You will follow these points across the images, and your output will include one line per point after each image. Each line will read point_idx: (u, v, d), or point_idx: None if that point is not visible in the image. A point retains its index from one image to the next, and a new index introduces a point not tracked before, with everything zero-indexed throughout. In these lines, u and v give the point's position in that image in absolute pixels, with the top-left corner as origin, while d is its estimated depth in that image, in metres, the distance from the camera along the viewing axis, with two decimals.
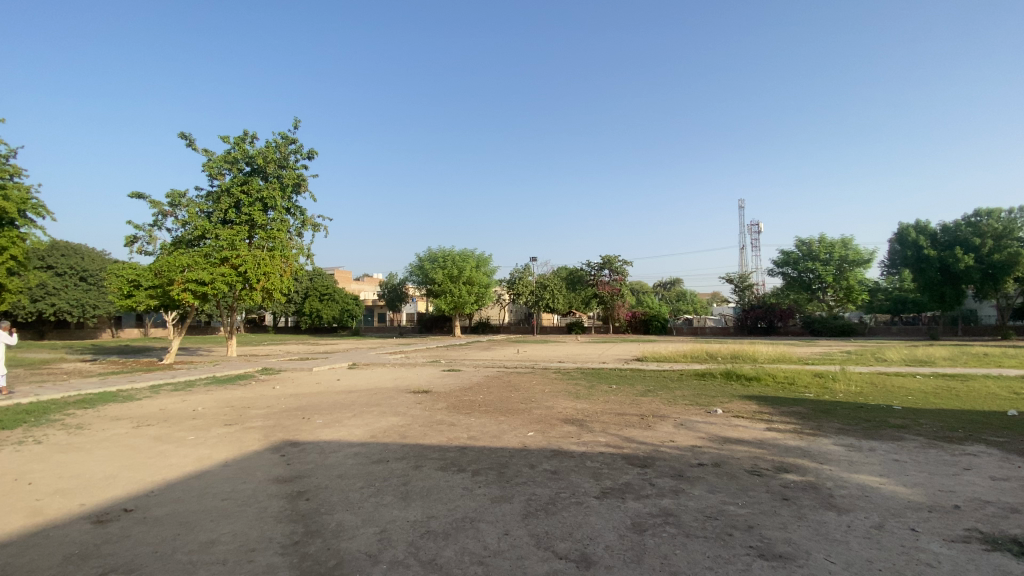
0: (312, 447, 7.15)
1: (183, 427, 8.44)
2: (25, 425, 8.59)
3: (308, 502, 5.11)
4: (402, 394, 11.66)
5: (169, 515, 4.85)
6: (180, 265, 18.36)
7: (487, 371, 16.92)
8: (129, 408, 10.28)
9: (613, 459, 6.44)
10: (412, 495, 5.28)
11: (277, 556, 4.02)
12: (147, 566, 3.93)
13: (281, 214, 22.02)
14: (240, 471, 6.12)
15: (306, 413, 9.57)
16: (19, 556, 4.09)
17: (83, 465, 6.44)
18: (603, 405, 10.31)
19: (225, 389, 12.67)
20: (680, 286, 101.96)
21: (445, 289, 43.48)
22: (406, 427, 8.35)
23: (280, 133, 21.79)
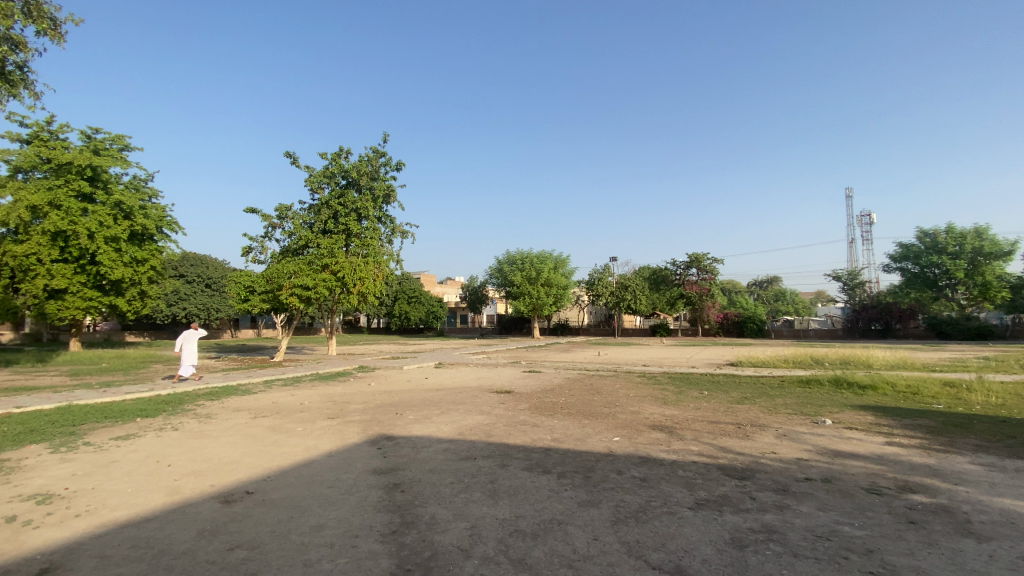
0: (405, 442, 7.53)
1: (291, 419, 9.27)
2: (165, 414, 9.90)
3: (404, 494, 5.38)
4: (486, 393, 11.89)
5: (283, 499, 5.34)
6: (287, 272, 20.25)
7: (569, 373, 16.79)
8: (248, 400, 11.50)
9: (708, 469, 6.11)
10: (500, 493, 5.36)
11: (378, 543, 4.27)
12: (267, 544, 4.35)
13: (373, 222, 23.48)
14: (343, 461, 6.60)
15: (398, 409, 10.10)
16: (162, 529, 4.70)
17: (211, 451, 7.28)
18: (693, 412, 9.81)
19: (326, 385, 13.74)
20: (778, 285, 94.95)
21: (523, 291, 43.81)
22: (491, 426, 8.52)
23: (371, 148, 23.24)
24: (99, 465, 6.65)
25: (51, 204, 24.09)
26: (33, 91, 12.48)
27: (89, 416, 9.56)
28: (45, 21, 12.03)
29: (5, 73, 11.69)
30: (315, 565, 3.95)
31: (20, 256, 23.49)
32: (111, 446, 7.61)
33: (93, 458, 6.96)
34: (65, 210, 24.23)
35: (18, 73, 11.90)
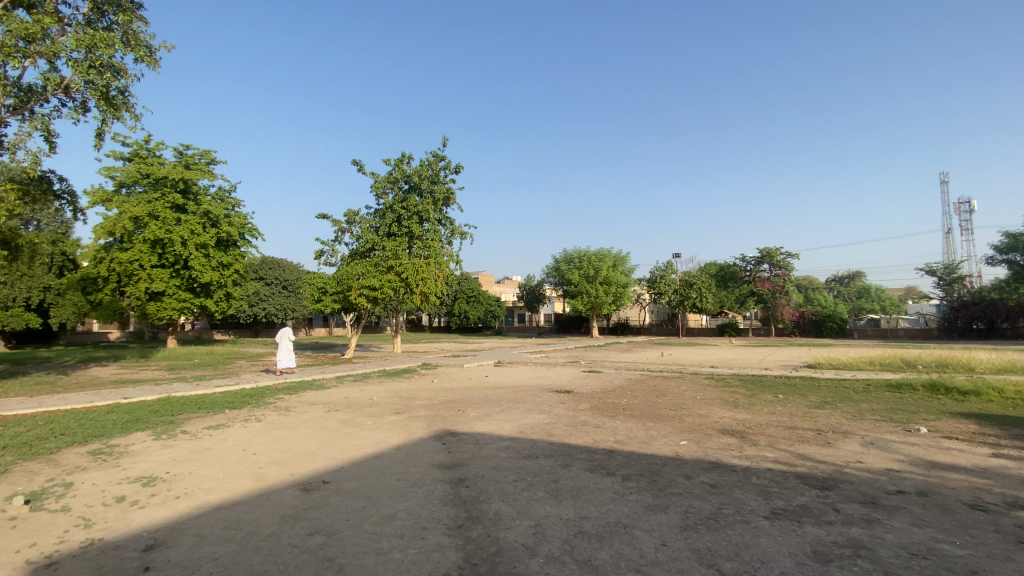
0: (468, 438, 7.68)
1: (361, 413, 9.72)
2: (249, 406, 10.73)
3: (468, 489, 5.49)
4: (547, 393, 11.87)
5: (356, 489, 5.62)
6: (356, 274, 21.34)
7: (631, 374, 16.41)
8: (322, 395, 12.20)
9: (785, 478, 5.77)
10: (563, 493, 5.34)
11: (445, 537, 4.38)
12: (343, 531, 4.58)
13: (434, 224, 24.14)
14: (410, 455, 6.85)
15: (461, 406, 10.32)
16: (250, 513, 5.08)
17: (290, 442, 7.79)
18: (768, 416, 9.27)
19: (392, 382, 14.30)
20: (860, 281, 87.88)
21: (581, 290, 43.34)
22: (552, 425, 8.51)
23: (431, 152, 23.90)
24: (194, 452, 7.30)
25: (150, 215, 26.73)
26: (133, 113, 13.91)
27: (185, 407, 10.52)
28: (141, 48, 13.39)
29: (110, 97, 13.08)
30: (388, 554, 4.12)
31: (126, 262, 26.24)
32: (204, 434, 8.33)
33: (188, 445, 7.64)
34: (162, 220, 26.80)
35: (121, 97, 13.31)
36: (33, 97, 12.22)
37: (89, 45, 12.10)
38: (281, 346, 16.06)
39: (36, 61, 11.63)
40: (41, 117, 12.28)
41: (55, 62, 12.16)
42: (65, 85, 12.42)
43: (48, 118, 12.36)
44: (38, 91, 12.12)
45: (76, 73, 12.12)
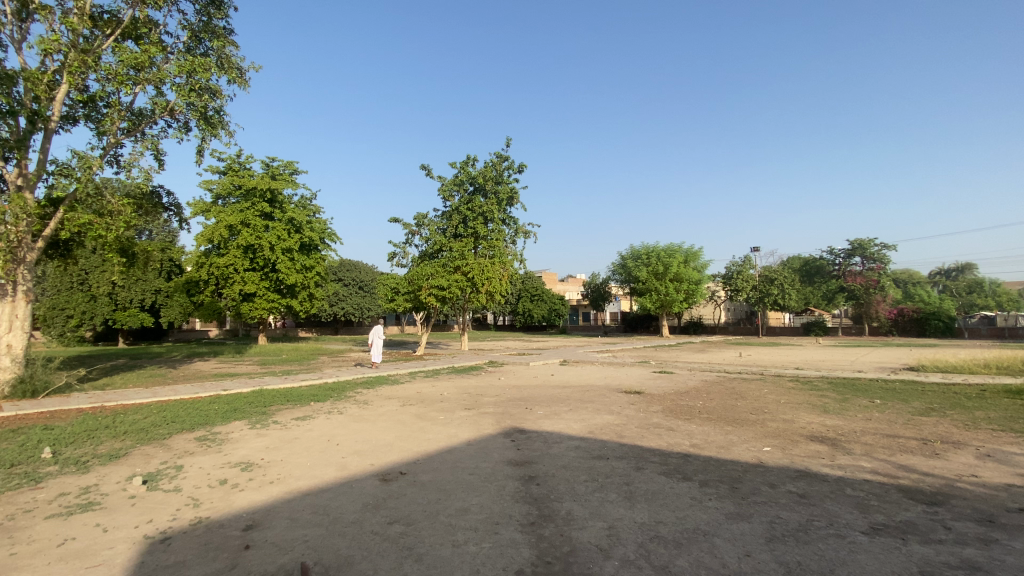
0: (537, 436, 7.71)
1: (433, 408, 10.06)
2: (331, 399, 11.43)
3: (540, 487, 5.52)
4: (616, 393, 11.63)
5: (431, 482, 5.82)
6: (425, 274, 22.13)
7: (705, 375, 15.72)
8: (396, 390, 12.75)
9: (884, 491, 5.27)
10: (637, 496, 5.21)
11: (518, 533, 4.42)
12: (420, 521, 4.77)
13: (498, 224, 24.47)
14: (481, 450, 6.99)
15: (529, 404, 10.38)
16: (335, 500, 5.42)
17: (369, 433, 8.22)
18: (863, 423, 8.52)
19: (461, 379, 14.67)
20: (971, 274, 78.51)
21: (650, 287, 42.15)
22: (623, 426, 8.34)
23: (495, 153, 24.16)
24: (284, 440, 7.90)
25: (242, 223, 29.24)
26: (228, 130, 15.22)
27: (275, 399, 11.42)
28: (233, 70, 14.63)
29: (209, 117, 14.39)
30: (463, 547, 4.23)
31: (223, 267, 28.89)
32: (292, 424, 8.98)
33: (278, 434, 8.28)
34: (253, 227, 29.23)
35: (217, 116, 14.61)
36: (143, 120, 13.70)
37: (189, 69, 13.42)
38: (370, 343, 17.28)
39: (145, 86, 13.03)
40: (151, 138, 13.76)
41: (161, 87, 13.58)
42: (170, 108, 13.82)
43: (156, 139, 13.82)
44: (148, 114, 13.60)
45: (180, 96, 13.50)
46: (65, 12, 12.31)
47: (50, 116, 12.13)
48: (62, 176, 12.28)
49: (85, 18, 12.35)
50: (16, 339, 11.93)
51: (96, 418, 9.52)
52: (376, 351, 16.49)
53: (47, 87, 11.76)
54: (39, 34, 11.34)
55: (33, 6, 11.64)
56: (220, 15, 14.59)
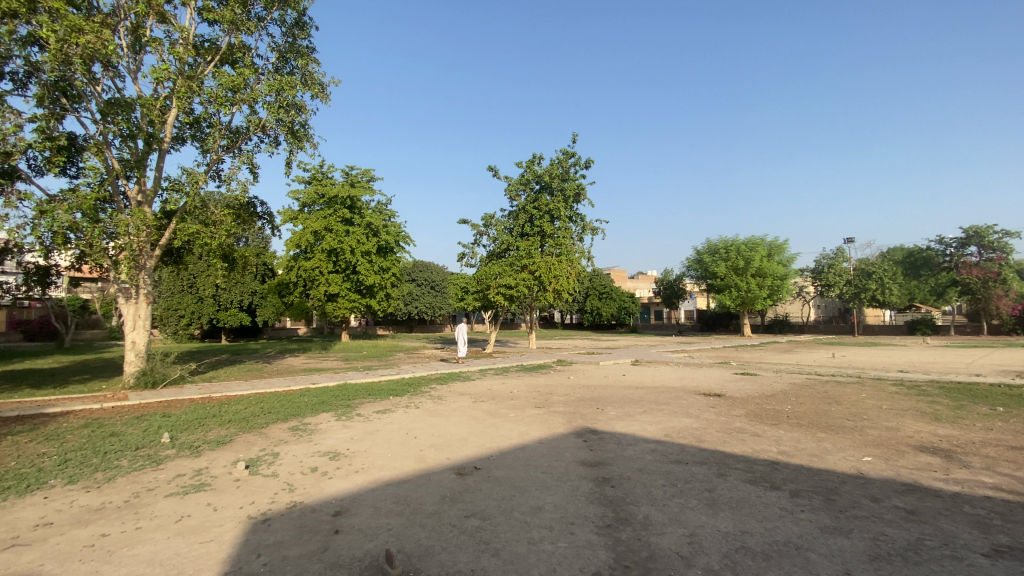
0: (610, 437, 7.58)
1: (505, 405, 10.20)
2: (408, 394, 11.93)
3: (615, 489, 5.41)
4: (693, 396, 11.14)
5: (505, 478, 5.90)
6: (494, 274, 22.49)
7: (793, 378, 14.64)
8: (468, 386, 13.06)
9: (1013, 510, 4.63)
10: (720, 504, 4.96)
11: (594, 535, 4.36)
12: (496, 517, 4.84)
13: (565, 222, 24.32)
14: (553, 449, 6.98)
15: (601, 404, 10.22)
16: (415, 491, 5.65)
17: (443, 428, 8.49)
18: (984, 434, 7.53)
19: (531, 376, 14.76)
20: None
21: (729, 283, 39.97)
22: (702, 430, 7.99)
23: (561, 150, 24.01)
24: (366, 432, 8.36)
25: (326, 229, 31.27)
26: (312, 143, 16.35)
27: (358, 393, 12.11)
28: (316, 85, 15.67)
29: (296, 131, 15.54)
30: (539, 544, 4.25)
31: (310, 270, 31.09)
32: (373, 417, 9.49)
33: (361, 426, 8.77)
34: (335, 232, 31.16)
35: (303, 130, 15.74)
36: (240, 137, 15.04)
37: (278, 88, 14.56)
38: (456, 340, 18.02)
39: (241, 106, 14.31)
40: (247, 153, 15.07)
41: (254, 106, 14.83)
42: (262, 125, 15.05)
43: (251, 153, 15.11)
44: (244, 131, 14.92)
45: (271, 113, 14.67)
46: (174, 43, 13.79)
47: (163, 137, 13.66)
48: (174, 192, 13.74)
49: (190, 48, 13.77)
50: (140, 336, 13.55)
51: (205, 407, 10.62)
52: (459, 347, 17.14)
53: (160, 111, 13.23)
54: (152, 64, 12.78)
55: (147, 40, 13.15)
56: (303, 35, 15.69)
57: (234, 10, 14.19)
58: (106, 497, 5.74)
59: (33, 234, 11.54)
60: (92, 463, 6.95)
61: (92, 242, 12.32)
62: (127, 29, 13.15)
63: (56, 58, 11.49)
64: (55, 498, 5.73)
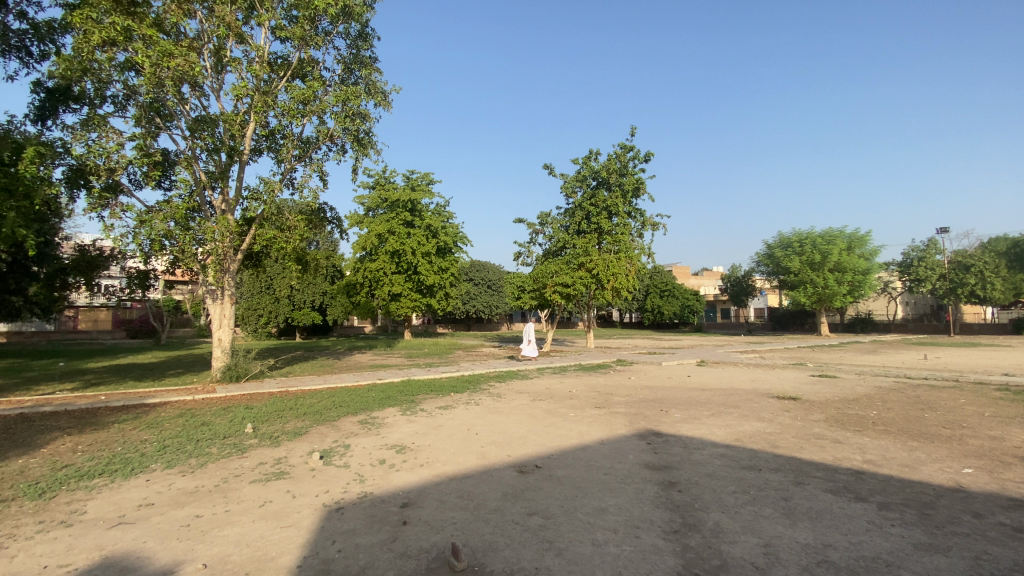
0: (676, 440, 7.34)
1: (564, 405, 10.13)
2: (468, 391, 12.15)
3: (682, 494, 5.23)
4: (764, 399, 10.54)
5: (567, 478, 5.87)
6: (550, 273, 22.41)
7: (878, 381, 13.48)
8: (527, 385, 13.10)
9: None
10: (798, 514, 4.66)
11: (661, 540, 4.24)
12: (558, 516, 4.83)
13: (623, 218, 23.77)
14: (616, 450, 6.86)
15: (664, 406, 9.90)
16: (477, 487, 5.75)
17: (503, 425, 8.58)
18: None
19: (591, 376, 14.59)
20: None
21: (803, 279, 37.49)
22: (775, 435, 7.55)
23: (619, 145, 23.49)
24: (430, 427, 8.61)
25: (388, 231, 32.48)
26: (376, 149, 17.02)
27: (421, 389, 12.50)
28: (378, 94, 16.32)
29: (361, 138, 16.24)
30: (603, 546, 4.19)
31: (374, 271, 32.41)
32: (436, 413, 9.75)
33: (424, 421, 9.04)
34: (397, 234, 32.30)
35: (367, 137, 16.43)
36: (311, 147, 15.91)
37: (344, 98, 15.28)
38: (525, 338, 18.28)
39: (311, 117, 15.13)
40: (317, 162, 15.94)
41: (323, 117, 15.65)
42: (330, 134, 15.85)
43: (321, 162, 15.96)
44: (314, 141, 15.79)
45: (338, 122, 15.43)
46: (251, 61, 14.82)
47: (243, 150, 14.73)
48: (253, 201, 14.77)
49: (265, 65, 14.75)
50: (225, 334, 14.71)
51: (283, 400, 11.35)
52: (528, 343, 17.41)
53: (240, 126, 14.28)
54: (232, 82, 13.80)
55: (227, 60, 14.21)
56: (366, 46, 16.36)
57: (304, 26, 15.04)
58: (199, 481, 6.28)
59: (135, 242, 12.83)
60: (187, 449, 7.64)
61: (184, 248, 13.50)
62: (210, 51, 14.29)
63: (151, 81, 12.69)
64: (156, 480, 6.35)
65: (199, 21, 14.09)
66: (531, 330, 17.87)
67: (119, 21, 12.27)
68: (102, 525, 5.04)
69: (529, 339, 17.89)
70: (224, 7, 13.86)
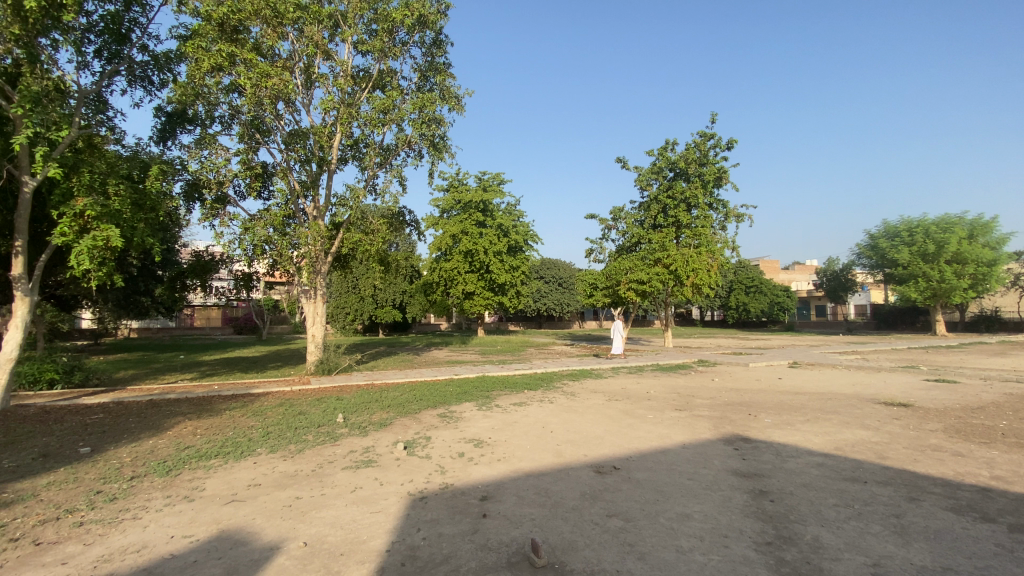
0: (765, 446, 6.89)
1: (642, 406, 9.86)
2: (542, 389, 12.19)
3: (775, 504, 4.90)
4: (868, 404, 9.59)
5: (647, 481, 5.71)
6: (625, 269, 21.91)
7: (1011, 387, 11.77)
8: (602, 384, 12.90)
9: None
10: (912, 533, 4.20)
11: (752, 551, 4.01)
12: (639, 520, 4.71)
13: (704, 210, 22.65)
14: (699, 455, 6.58)
15: (752, 410, 9.31)
16: (555, 485, 5.76)
17: (579, 424, 8.53)
18: None
19: (670, 376, 14.09)
20: None
21: (914, 271, 33.66)
22: (883, 445, 6.85)
23: (698, 133, 22.42)
24: (506, 423, 8.76)
25: (462, 232, 33.33)
26: (451, 152, 17.53)
27: (496, 385, 12.75)
28: (452, 98, 16.81)
29: (437, 142, 16.83)
30: (688, 554, 4.03)
31: (449, 270, 33.42)
32: (511, 409, 9.89)
33: (500, 417, 9.21)
34: (470, 235, 33.11)
35: (442, 141, 16.98)
36: (391, 153, 16.72)
37: (420, 106, 15.89)
38: (615, 335, 18.01)
39: (391, 125, 15.91)
40: (397, 168, 16.72)
41: (402, 125, 16.40)
42: (409, 141, 16.57)
43: (400, 167, 16.72)
44: (394, 148, 16.59)
45: (416, 129, 16.12)
46: (336, 75, 15.85)
47: (330, 159, 15.82)
48: (341, 207, 15.82)
49: (349, 78, 15.72)
50: (318, 330, 15.92)
51: (369, 393, 12.05)
52: (618, 341, 17.21)
53: (328, 137, 15.32)
54: (321, 97, 14.83)
55: (316, 77, 15.33)
56: (441, 53, 16.91)
57: (383, 39, 15.86)
58: (299, 465, 6.86)
59: (241, 247, 14.26)
60: (287, 435, 8.36)
61: (281, 252, 14.78)
62: (300, 69, 15.47)
63: (251, 100, 13.98)
64: (261, 463, 7.00)
65: (290, 42, 15.23)
66: (621, 330, 17.47)
67: (225, 48, 13.57)
68: (219, 501, 5.65)
69: (620, 339, 17.59)
70: (312, 27, 14.87)
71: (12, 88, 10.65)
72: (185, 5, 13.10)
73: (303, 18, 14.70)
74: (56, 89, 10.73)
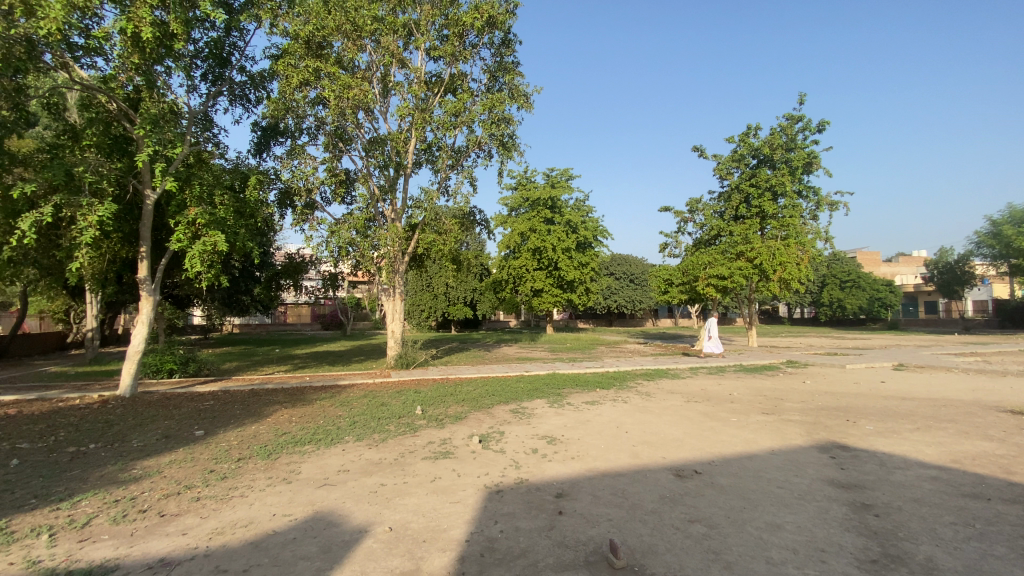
0: (867, 456, 6.30)
1: (724, 408, 9.38)
2: (615, 388, 11.96)
3: (879, 519, 4.48)
4: (994, 413, 8.46)
5: (732, 487, 5.43)
6: (702, 264, 20.92)
7: None
8: (679, 384, 12.42)
9: None
10: None
11: (854, 568, 3.70)
12: (724, 527, 4.50)
13: (791, 198, 21.06)
14: (790, 462, 6.15)
15: (850, 416, 8.54)
16: (632, 486, 5.64)
17: (656, 425, 8.28)
18: None
19: (754, 378, 13.26)
20: None
21: None
22: (1013, 458, 6.02)
23: (784, 115, 20.89)
24: (579, 421, 8.69)
25: (531, 229, 33.45)
26: (520, 151, 17.65)
27: (568, 382, 12.69)
28: (522, 97, 16.88)
29: (506, 142, 17.02)
30: (780, 567, 3.80)
31: (518, 268, 33.68)
32: (584, 407, 9.81)
33: (574, 415, 9.16)
34: (539, 232, 33.15)
35: (511, 140, 17.13)
36: (462, 155, 17.13)
37: (490, 106, 16.15)
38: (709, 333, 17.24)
39: (462, 127, 16.32)
40: (468, 169, 17.12)
41: (472, 127, 16.76)
42: (479, 142, 16.90)
43: (471, 168, 17.10)
44: (465, 149, 16.99)
45: (486, 129, 16.42)
46: (410, 82, 16.49)
47: (406, 163, 16.51)
48: (415, 208, 16.48)
49: (422, 84, 16.31)
50: (397, 326, 16.71)
51: (444, 387, 12.47)
52: (712, 338, 16.55)
53: (403, 142, 15.99)
54: (397, 104, 15.53)
55: (392, 85, 16.06)
56: (509, 52, 17.06)
57: (454, 43, 16.29)
58: (382, 454, 7.26)
59: (328, 249, 15.30)
60: (371, 425, 8.87)
61: (363, 253, 15.61)
62: (378, 78, 16.29)
63: (335, 111, 14.91)
64: (349, 450, 7.49)
65: (369, 53, 16.04)
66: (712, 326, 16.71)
67: (311, 64, 14.61)
68: (313, 485, 6.12)
69: (711, 336, 16.91)
70: (388, 37, 15.58)
71: (135, 112, 12.17)
72: (277, 27, 14.22)
73: (380, 30, 15.45)
74: (170, 111, 12.08)
